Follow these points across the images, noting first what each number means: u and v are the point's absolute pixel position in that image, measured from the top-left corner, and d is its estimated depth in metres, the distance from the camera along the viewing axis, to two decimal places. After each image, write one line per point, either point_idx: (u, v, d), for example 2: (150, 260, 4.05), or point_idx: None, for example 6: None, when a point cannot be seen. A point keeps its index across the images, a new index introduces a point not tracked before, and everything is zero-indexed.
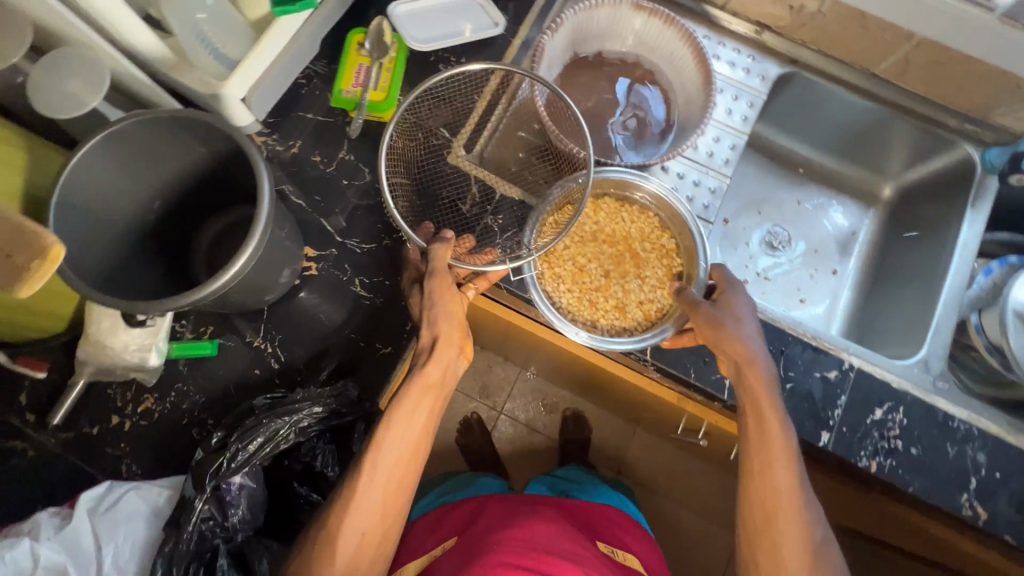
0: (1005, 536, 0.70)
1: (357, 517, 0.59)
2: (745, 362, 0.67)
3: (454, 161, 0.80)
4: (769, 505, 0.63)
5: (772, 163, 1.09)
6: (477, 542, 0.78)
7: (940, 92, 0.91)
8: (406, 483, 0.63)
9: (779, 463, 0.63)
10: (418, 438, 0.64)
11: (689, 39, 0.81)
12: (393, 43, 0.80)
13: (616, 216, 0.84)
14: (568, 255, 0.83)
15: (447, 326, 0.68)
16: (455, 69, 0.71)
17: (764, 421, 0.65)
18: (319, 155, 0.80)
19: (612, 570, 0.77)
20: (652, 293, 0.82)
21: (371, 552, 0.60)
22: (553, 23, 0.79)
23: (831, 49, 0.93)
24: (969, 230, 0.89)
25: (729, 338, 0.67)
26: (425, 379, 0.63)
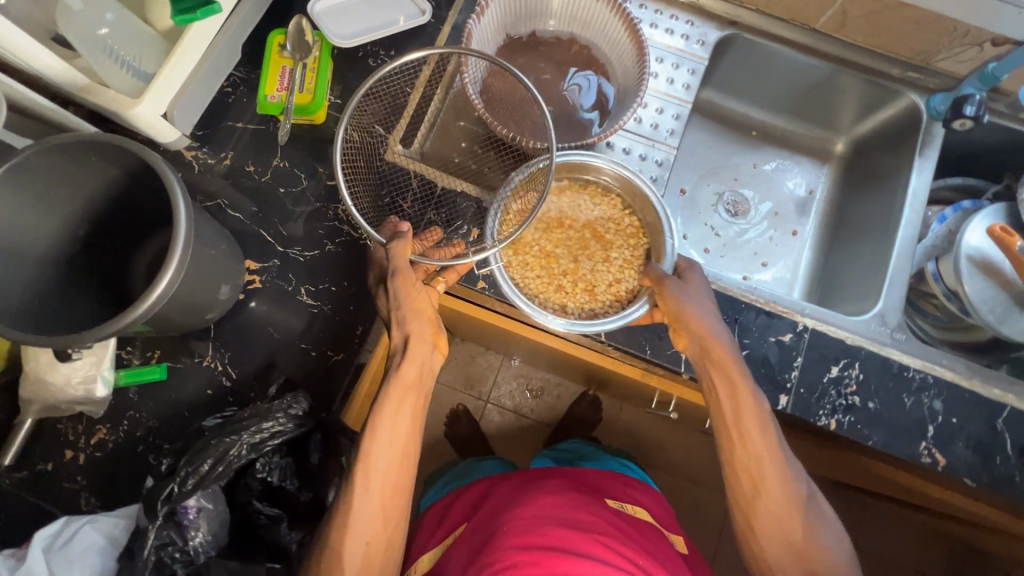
0: (964, 479, 0.71)
1: (358, 528, 0.61)
2: (710, 336, 0.68)
3: (391, 158, 0.78)
4: (754, 472, 0.65)
5: (725, 128, 1.08)
6: (484, 532, 0.77)
7: (880, 42, 0.90)
8: (401, 485, 0.64)
9: (756, 429, 0.65)
10: (405, 439, 0.65)
11: (619, 11, 0.79)
12: (315, 42, 0.77)
13: (580, 199, 0.83)
14: (534, 242, 0.82)
15: (418, 326, 0.68)
16: (399, 59, 0.64)
17: (737, 393, 0.66)
18: (252, 164, 0.78)
19: (626, 529, 0.75)
20: (621, 275, 0.81)
21: (380, 558, 0.61)
22: (478, 5, 0.77)
23: (769, 8, 0.91)
24: (918, 179, 0.89)
25: (692, 316, 0.68)
26: (402, 380, 0.64)
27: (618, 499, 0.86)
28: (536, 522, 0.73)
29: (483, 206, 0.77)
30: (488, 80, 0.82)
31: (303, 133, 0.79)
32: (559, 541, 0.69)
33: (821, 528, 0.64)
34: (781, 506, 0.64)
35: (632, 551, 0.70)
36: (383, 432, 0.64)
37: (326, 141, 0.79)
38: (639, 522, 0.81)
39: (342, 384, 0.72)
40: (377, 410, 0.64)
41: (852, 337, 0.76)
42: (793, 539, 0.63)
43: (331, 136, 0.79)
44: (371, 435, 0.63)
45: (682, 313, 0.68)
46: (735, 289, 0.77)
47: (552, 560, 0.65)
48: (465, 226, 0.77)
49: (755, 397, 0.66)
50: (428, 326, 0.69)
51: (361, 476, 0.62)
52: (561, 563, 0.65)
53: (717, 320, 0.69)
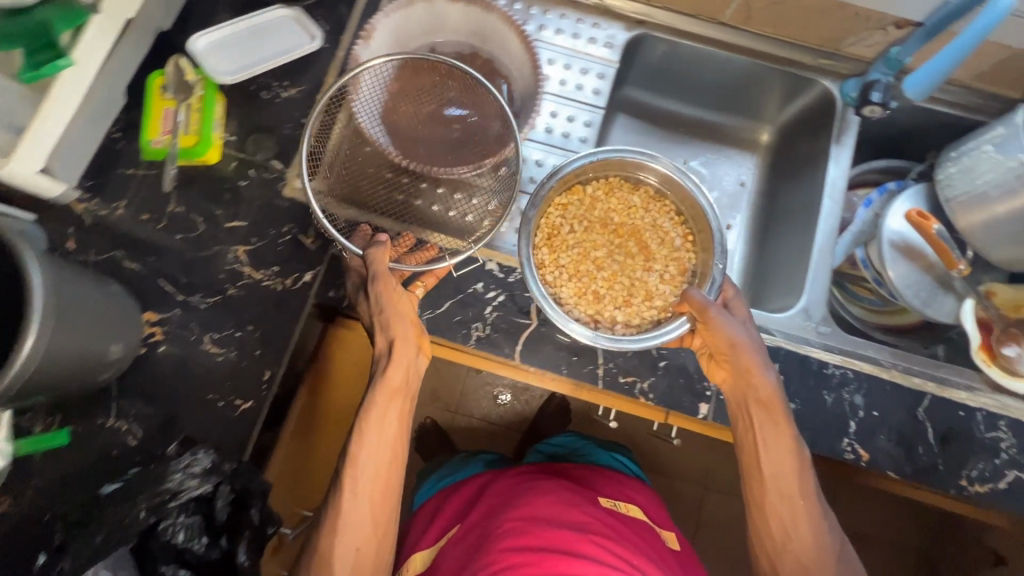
0: (886, 471, 0.71)
1: (346, 532, 0.66)
2: (764, 379, 0.65)
3: (290, 193, 0.77)
4: (778, 504, 0.65)
5: (654, 124, 1.04)
6: (483, 532, 0.77)
7: (789, 31, 0.89)
8: (389, 485, 0.68)
9: (793, 469, 0.65)
10: (393, 441, 0.69)
11: (512, 24, 0.77)
12: (198, 81, 0.75)
13: (624, 204, 0.86)
14: (571, 243, 0.84)
15: (404, 329, 0.68)
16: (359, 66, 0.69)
17: (782, 435, 0.65)
18: (146, 212, 0.75)
19: (616, 527, 0.77)
20: (660, 285, 0.83)
21: (370, 557, 0.67)
22: (365, 29, 0.75)
23: (676, 4, 0.89)
24: (836, 168, 0.88)
25: (749, 357, 0.65)
26: (388, 387, 0.67)
27: (613, 498, 0.86)
28: (533, 522, 0.74)
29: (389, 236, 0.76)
30: (390, 103, 0.81)
31: (197, 174, 0.76)
32: (559, 543, 0.70)
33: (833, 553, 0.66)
34: (805, 536, 0.65)
35: (628, 553, 0.72)
36: (369, 437, 0.67)
37: (222, 181, 0.76)
38: (634, 523, 0.81)
39: (253, 431, 0.71)
40: (364, 417, 0.67)
41: (771, 337, 0.75)
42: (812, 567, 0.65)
43: (227, 176, 0.76)
44: (355, 438, 0.67)
45: (737, 351, 0.65)
46: None
47: (549, 561, 0.67)
48: None
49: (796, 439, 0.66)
50: (411, 332, 0.69)
51: (347, 478, 0.66)
52: (557, 562, 0.67)
53: (769, 360, 0.67)
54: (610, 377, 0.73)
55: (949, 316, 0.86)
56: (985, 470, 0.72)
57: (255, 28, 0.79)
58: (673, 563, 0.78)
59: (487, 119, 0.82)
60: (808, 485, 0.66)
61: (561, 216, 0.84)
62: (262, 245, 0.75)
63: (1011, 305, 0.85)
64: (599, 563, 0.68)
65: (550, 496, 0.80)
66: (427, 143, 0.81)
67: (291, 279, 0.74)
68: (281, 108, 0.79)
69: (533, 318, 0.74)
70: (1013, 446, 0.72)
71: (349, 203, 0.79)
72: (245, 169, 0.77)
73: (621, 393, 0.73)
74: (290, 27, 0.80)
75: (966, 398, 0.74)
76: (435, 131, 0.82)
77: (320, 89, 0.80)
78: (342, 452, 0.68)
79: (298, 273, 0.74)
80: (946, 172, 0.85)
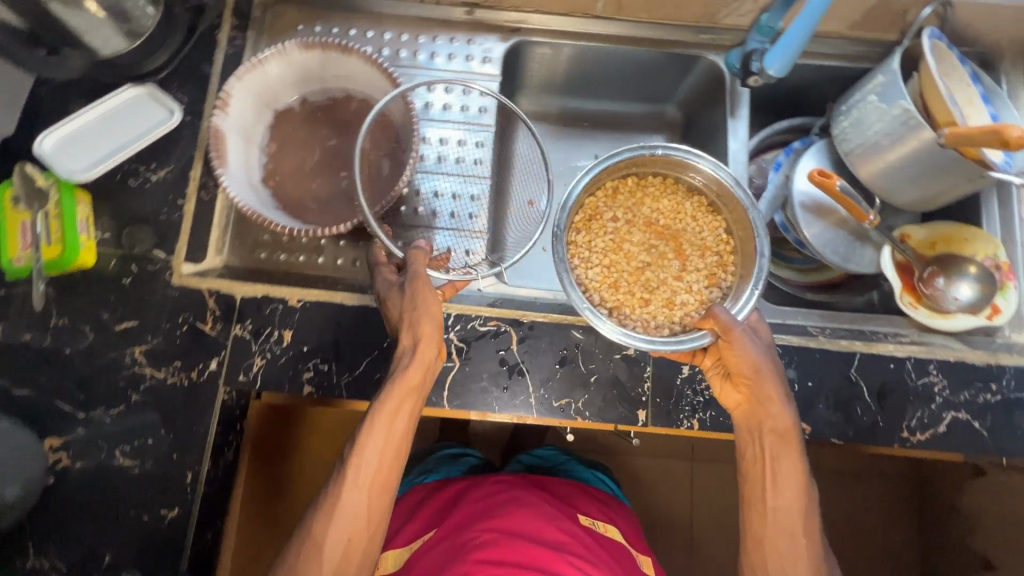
0: (831, 439, 0.72)
1: (341, 525, 0.59)
2: (780, 407, 0.63)
3: (178, 281, 0.72)
4: (777, 536, 0.61)
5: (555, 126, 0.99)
6: (459, 539, 0.75)
7: (664, 13, 0.88)
8: (380, 491, 0.61)
9: (796, 503, 0.61)
10: (400, 442, 0.62)
11: (374, 63, 0.75)
12: (52, 185, 0.70)
13: (676, 207, 0.80)
14: (610, 229, 0.80)
15: (431, 323, 0.63)
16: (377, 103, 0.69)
17: (789, 466, 0.62)
18: (26, 332, 0.70)
19: (594, 548, 0.76)
20: (683, 294, 0.78)
21: (358, 557, 0.60)
22: (221, 96, 0.71)
23: (546, 6, 0.87)
24: (736, 142, 0.88)
25: (767, 386, 0.63)
26: (405, 384, 0.61)
27: (591, 515, 0.85)
28: (510, 537, 0.74)
29: (291, 305, 0.72)
30: (272, 163, 0.78)
31: (75, 281, 0.71)
32: (536, 561, 0.70)
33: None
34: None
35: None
36: (372, 434, 0.61)
37: (103, 283, 0.72)
38: (612, 543, 0.81)
39: (186, 539, 0.67)
40: (376, 408, 0.61)
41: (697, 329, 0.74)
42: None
43: (107, 276, 0.72)
44: (369, 425, 0.61)
45: (757, 373, 0.63)
46: (570, 315, 0.74)
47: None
48: (276, 331, 0.71)
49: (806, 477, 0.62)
50: (433, 331, 0.63)
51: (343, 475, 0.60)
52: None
53: (788, 393, 0.64)
54: (543, 404, 0.71)
55: (871, 265, 0.87)
56: (924, 417, 0.73)
57: (106, 116, 0.74)
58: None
59: (375, 159, 0.79)
60: (811, 520, 0.62)
61: (609, 202, 0.81)
62: (159, 341, 0.71)
63: (926, 244, 0.85)
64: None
65: (529, 512, 0.79)
66: (317, 196, 0.78)
67: (196, 371, 0.70)
68: (154, 194, 0.75)
69: (455, 359, 0.72)
70: (947, 388, 0.73)
71: (243, 279, 0.74)
72: (126, 265, 0.73)
73: (558, 417, 0.72)
74: (145, 106, 0.75)
75: (894, 349, 0.75)
76: (323, 183, 0.78)
77: (192, 165, 0.76)
78: (346, 443, 0.62)
79: (201, 363, 0.70)
80: (840, 127, 0.85)
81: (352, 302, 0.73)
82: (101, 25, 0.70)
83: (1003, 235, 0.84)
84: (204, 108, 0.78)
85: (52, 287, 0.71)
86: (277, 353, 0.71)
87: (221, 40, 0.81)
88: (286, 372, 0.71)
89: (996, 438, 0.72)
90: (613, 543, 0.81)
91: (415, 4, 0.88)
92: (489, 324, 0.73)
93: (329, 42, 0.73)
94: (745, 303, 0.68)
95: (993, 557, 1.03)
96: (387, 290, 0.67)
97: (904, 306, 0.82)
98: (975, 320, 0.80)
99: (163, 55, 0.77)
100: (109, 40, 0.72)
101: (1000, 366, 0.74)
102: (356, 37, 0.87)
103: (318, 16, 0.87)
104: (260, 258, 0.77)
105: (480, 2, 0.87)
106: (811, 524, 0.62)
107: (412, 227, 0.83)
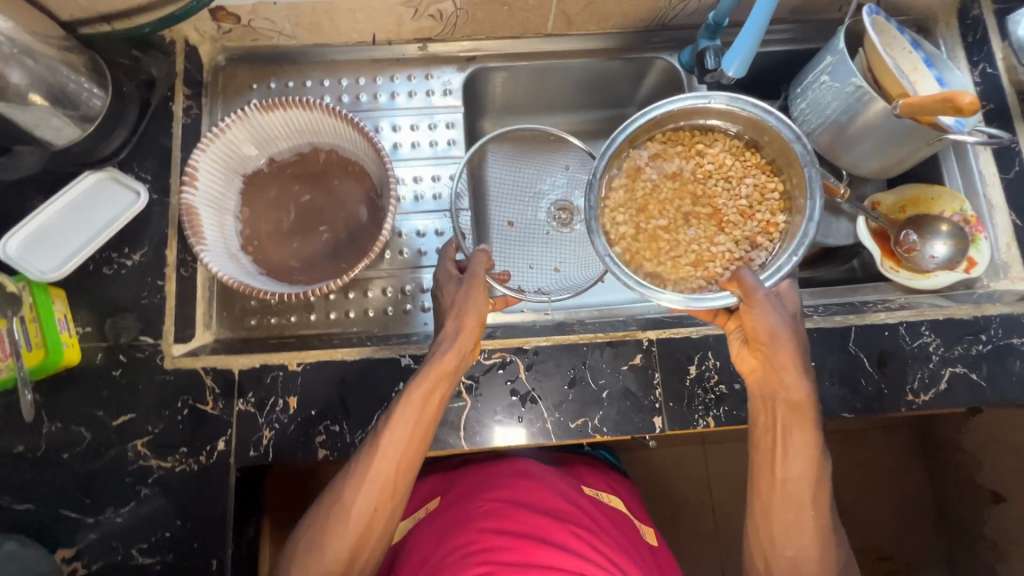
0: (841, 413, 0.74)
1: (366, 494, 0.61)
2: (795, 371, 0.63)
3: (171, 364, 0.70)
4: (778, 489, 0.63)
5: None
6: (465, 510, 0.72)
7: (613, 22, 0.88)
8: (408, 466, 0.63)
9: (802, 467, 0.63)
10: (424, 426, 0.64)
11: (339, 115, 0.74)
12: (25, 288, 0.66)
13: (728, 168, 0.72)
14: (651, 182, 0.74)
15: (475, 316, 0.66)
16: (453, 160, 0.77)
17: (796, 428, 0.63)
18: (19, 444, 0.67)
19: (599, 519, 0.72)
20: (713, 255, 0.71)
21: (381, 526, 0.62)
22: (186, 171, 0.69)
23: (498, 31, 0.87)
24: None
25: (783, 349, 0.63)
26: (441, 370, 0.63)
27: (594, 484, 0.82)
28: (514, 507, 0.70)
29: (291, 370, 0.71)
30: (248, 229, 0.77)
31: (62, 382, 0.69)
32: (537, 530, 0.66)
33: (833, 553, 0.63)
34: (805, 545, 0.62)
35: (610, 550, 0.67)
36: (406, 411, 0.63)
37: (93, 379, 0.69)
38: (616, 514, 0.77)
39: None
40: (408, 390, 0.63)
41: (698, 329, 0.74)
42: (801, 565, 0.63)
43: (95, 372, 0.69)
44: (404, 401, 0.63)
45: (774, 332, 0.63)
46: (573, 334, 0.74)
47: (531, 550, 0.64)
48: (280, 400, 0.70)
49: (817, 445, 0.62)
50: (472, 327, 0.66)
51: (374, 446, 0.62)
52: (537, 550, 0.64)
53: (806, 361, 0.64)
54: (560, 427, 0.71)
55: (848, 237, 0.90)
56: (924, 377, 0.75)
57: (72, 206, 0.71)
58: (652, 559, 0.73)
59: (352, 208, 0.78)
60: (819, 485, 0.63)
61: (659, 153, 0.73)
62: (161, 430, 0.69)
63: (895, 209, 0.89)
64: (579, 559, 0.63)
65: (533, 483, 0.75)
66: (299, 254, 0.77)
67: (204, 454, 0.68)
68: (131, 279, 0.72)
69: (465, 398, 0.72)
70: (941, 346, 0.76)
71: (237, 351, 0.73)
72: (112, 356, 0.70)
73: (577, 437, 0.72)
74: (108, 189, 0.74)
75: (885, 317, 0.77)
76: (303, 241, 0.77)
77: (166, 243, 0.74)
78: (380, 418, 0.64)
79: (208, 445, 0.68)
80: (798, 109, 0.87)
81: (353, 358, 0.72)
82: (50, 116, 0.68)
83: (966, 189, 0.86)
84: (170, 184, 0.76)
85: (38, 394, 0.68)
86: (286, 420, 0.69)
87: (176, 112, 0.79)
88: (298, 439, 0.69)
89: (994, 386, 0.75)
90: (618, 515, 0.77)
91: (367, 46, 0.87)
92: (494, 356, 0.73)
93: (289, 101, 0.72)
94: (777, 268, 0.64)
95: (1002, 489, 1.07)
96: (445, 285, 0.72)
97: (886, 271, 0.85)
98: (953, 276, 0.83)
99: (121, 136, 0.75)
100: (62, 130, 0.69)
101: (986, 317, 0.77)
102: (312, 88, 0.87)
103: (271, 73, 0.87)
104: (251, 324, 0.77)
105: (432, 36, 0.87)
106: (820, 492, 0.63)
107: (401, 269, 0.82)
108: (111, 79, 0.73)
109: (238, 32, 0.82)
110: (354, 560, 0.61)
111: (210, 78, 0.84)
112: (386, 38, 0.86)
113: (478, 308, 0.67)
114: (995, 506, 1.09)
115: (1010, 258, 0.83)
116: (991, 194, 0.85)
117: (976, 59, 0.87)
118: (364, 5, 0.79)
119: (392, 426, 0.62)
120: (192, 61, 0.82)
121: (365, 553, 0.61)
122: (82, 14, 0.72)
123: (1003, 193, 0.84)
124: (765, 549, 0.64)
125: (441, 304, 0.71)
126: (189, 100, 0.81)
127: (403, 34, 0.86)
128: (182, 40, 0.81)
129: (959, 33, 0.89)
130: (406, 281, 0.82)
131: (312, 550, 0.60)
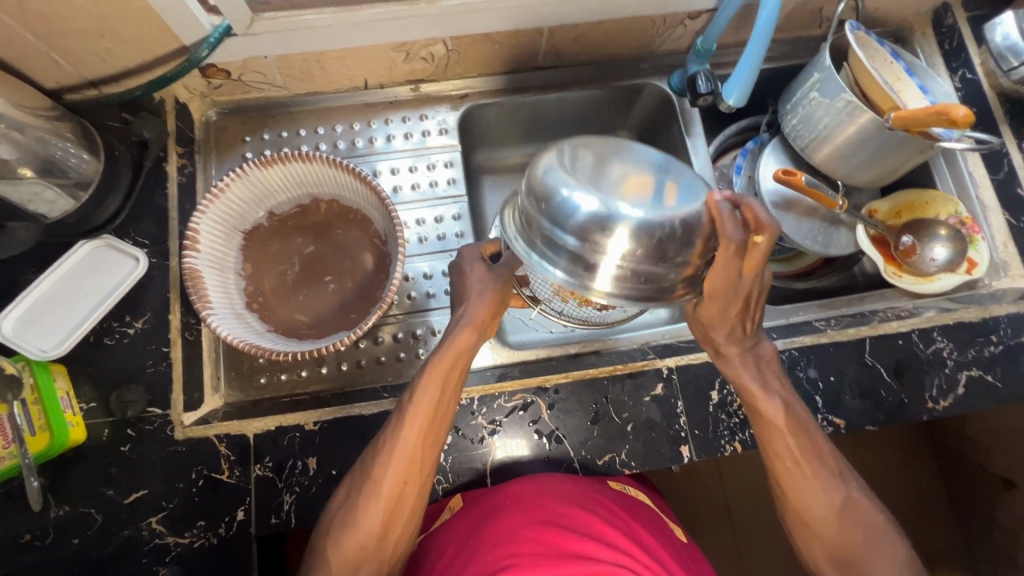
0: (864, 426, 0.74)
1: (387, 464, 0.60)
2: (721, 354, 0.66)
3: (183, 434, 0.68)
4: (766, 443, 0.64)
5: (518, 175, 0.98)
6: (488, 503, 0.65)
7: (602, 52, 0.88)
8: (431, 440, 0.62)
9: (789, 437, 0.62)
10: (439, 413, 0.62)
11: (338, 165, 0.73)
12: (25, 368, 0.65)
13: None
14: None
15: (490, 298, 0.66)
16: None
17: (743, 382, 0.65)
18: (26, 531, 0.64)
19: (628, 519, 0.65)
20: None
21: (413, 495, 0.60)
22: (188, 235, 0.68)
23: (489, 69, 0.87)
24: (698, 159, 0.86)
25: (708, 334, 0.66)
26: (443, 354, 0.62)
27: (620, 481, 0.74)
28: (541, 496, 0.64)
29: (308, 429, 0.69)
30: (251, 285, 0.75)
31: (69, 461, 0.66)
32: (581, 525, 0.61)
33: (862, 518, 0.60)
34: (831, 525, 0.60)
35: (641, 553, 0.59)
36: (430, 386, 0.62)
37: (101, 456, 0.67)
38: (645, 512, 0.70)
39: None
40: (422, 374, 0.62)
41: None
42: (820, 524, 0.60)
43: (103, 448, 0.67)
44: (426, 374, 0.62)
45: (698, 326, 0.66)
46: (592, 369, 0.74)
47: (565, 541, 0.59)
48: (299, 461, 0.68)
49: (762, 395, 0.64)
50: (492, 306, 0.66)
51: (401, 419, 0.61)
52: (573, 543, 0.58)
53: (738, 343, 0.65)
54: (588, 465, 0.71)
55: (848, 246, 0.89)
56: (942, 383, 0.76)
57: (70, 280, 0.69)
58: (690, 558, 0.66)
59: (356, 255, 0.78)
60: (811, 440, 0.62)
61: None
62: (176, 504, 0.66)
63: (892, 215, 0.89)
64: (612, 549, 0.58)
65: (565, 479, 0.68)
66: (307, 308, 0.75)
67: (223, 526, 0.66)
68: (135, 349, 0.71)
69: (489, 443, 0.71)
70: (955, 350, 0.77)
71: (250, 414, 0.71)
72: (118, 430, 0.68)
73: (603, 474, 0.71)
74: (108, 254, 0.72)
75: (898, 326, 0.78)
76: (310, 293, 0.76)
77: (169, 307, 0.73)
78: (404, 393, 0.63)
79: (227, 516, 0.66)
80: (790, 125, 0.86)
81: (371, 411, 0.70)
82: (44, 189, 0.66)
83: (958, 192, 0.88)
84: (169, 246, 0.75)
85: (44, 476, 0.66)
86: (307, 484, 0.67)
87: (170, 171, 0.78)
88: (320, 500, 0.67)
89: (1010, 386, 0.76)
90: (646, 512, 0.70)
91: (360, 92, 0.87)
92: (514, 398, 0.72)
93: (288, 155, 0.72)
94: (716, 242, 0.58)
95: (1011, 475, 1.01)
96: (469, 264, 0.69)
97: (890, 278, 0.84)
98: (957, 278, 0.82)
99: (115, 202, 0.73)
100: (55, 203, 0.68)
101: (994, 318, 0.78)
102: (306, 136, 0.86)
103: (262, 124, 0.86)
104: (261, 383, 0.75)
105: (425, 78, 0.87)
106: (815, 443, 0.62)
107: (410, 314, 0.80)
108: (103, 145, 0.72)
109: (229, 87, 0.81)
110: (384, 537, 0.59)
111: (202, 134, 0.83)
112: (378, 82, 0.86)
113: (504, 290, 0.67)
114: (1007, 493, 1.03)
115: (1008, 256, 0.83)
116: (983, 196, 0.86)
117: (955, 66, 0.89)
118: (355, 52, 0.78)
119: (417, 397, 0.61)
120: (184, 118, 0.81)
121: (399, 523, 0.60)
122: (70, 79, 0.72)
123: (994, 194, 0.85)
124: (799, 518, 0.61)
125: (457, 281, 0.69)
126: (182, 158, 0.80)
127: (395, 77, 0.85)
128: (173, 99, 0.80)
129: (936, 41, 0.92)
130: (415, 325, 0.80)
131: (344, 527, 0.59)
